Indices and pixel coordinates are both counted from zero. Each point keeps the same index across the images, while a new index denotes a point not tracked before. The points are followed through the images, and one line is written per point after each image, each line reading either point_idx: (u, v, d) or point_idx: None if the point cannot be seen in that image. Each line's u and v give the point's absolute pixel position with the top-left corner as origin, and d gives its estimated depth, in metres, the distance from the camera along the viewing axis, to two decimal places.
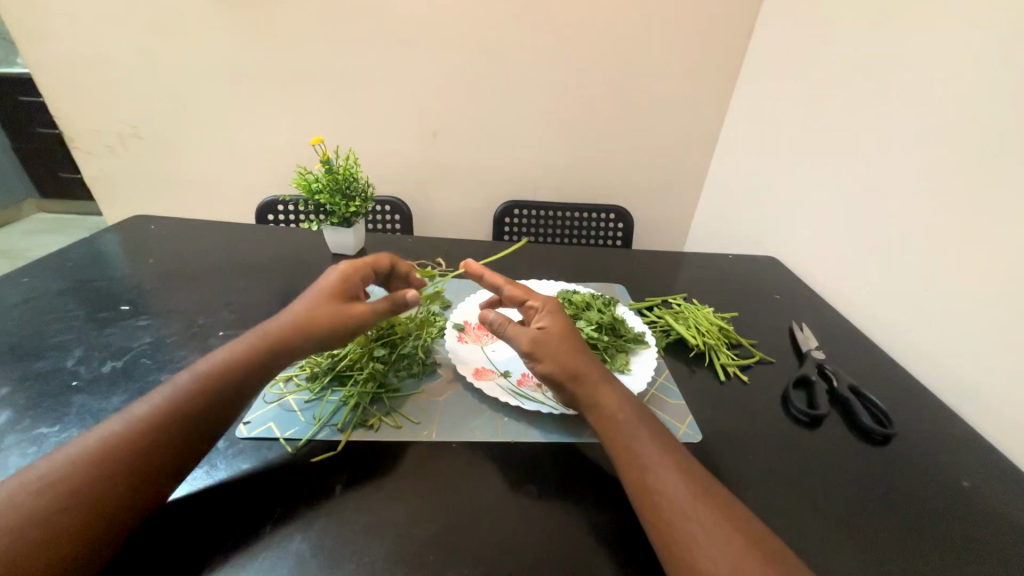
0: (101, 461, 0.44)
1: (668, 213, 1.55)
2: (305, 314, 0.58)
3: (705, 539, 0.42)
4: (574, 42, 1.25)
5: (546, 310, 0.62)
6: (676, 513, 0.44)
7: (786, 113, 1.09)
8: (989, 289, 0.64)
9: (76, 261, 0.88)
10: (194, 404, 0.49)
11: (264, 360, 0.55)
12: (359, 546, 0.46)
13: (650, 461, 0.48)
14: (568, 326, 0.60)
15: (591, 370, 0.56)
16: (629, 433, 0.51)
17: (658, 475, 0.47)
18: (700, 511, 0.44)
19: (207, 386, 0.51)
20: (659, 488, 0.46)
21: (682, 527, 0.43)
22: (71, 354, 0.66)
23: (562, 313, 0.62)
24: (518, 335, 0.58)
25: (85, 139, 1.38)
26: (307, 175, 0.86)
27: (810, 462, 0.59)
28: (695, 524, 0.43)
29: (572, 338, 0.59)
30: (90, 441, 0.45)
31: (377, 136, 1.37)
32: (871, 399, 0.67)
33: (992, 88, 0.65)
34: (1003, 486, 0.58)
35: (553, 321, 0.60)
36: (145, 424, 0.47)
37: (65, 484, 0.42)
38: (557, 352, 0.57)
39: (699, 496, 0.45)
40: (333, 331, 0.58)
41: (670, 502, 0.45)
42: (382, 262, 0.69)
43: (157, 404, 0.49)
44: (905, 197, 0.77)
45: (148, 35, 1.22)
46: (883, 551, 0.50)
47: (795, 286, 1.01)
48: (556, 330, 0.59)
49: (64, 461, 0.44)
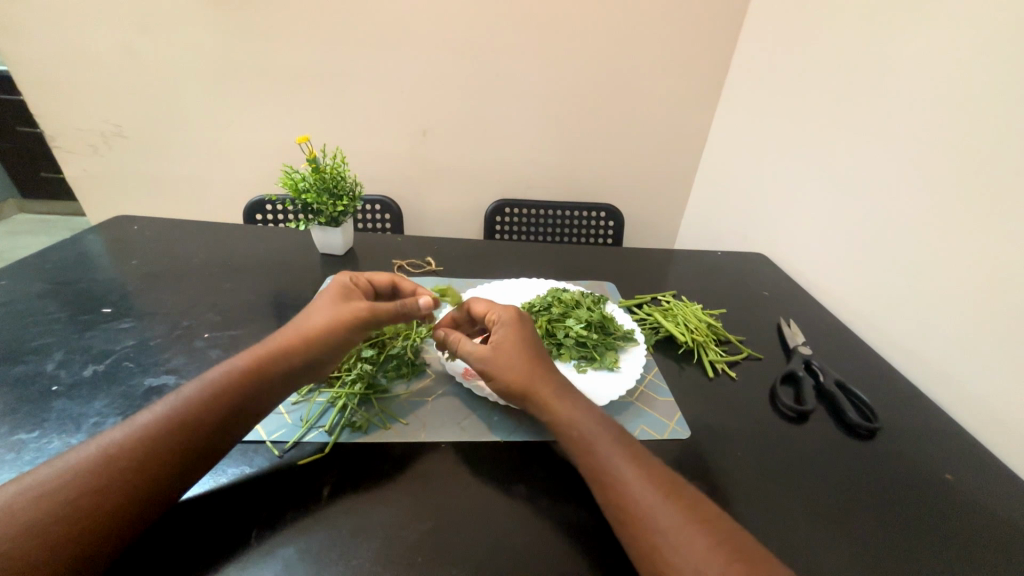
0: (101, 469, 0.43)
1: (658, 210, 1.56)
2: (303, 323, 0.59)
3: (678, 553, 0.42)
4: (563, 40, 1.24)
5: (500, 321, 0.62)
6: (644, 516, 0.44)
7: (775, 109, 1.10)
8: (974, 284, 0.65)
9: (57, 263, 0.86)
10: (197, 415, 0.48)
11: (269, 367, 0.54)
12: (347, 549, 0.46)
13: (620, 478, 0.47)
14: (521, 338, 0.59)
15: (546, 383, 0.56)
16: (597, 449, 0.50)
17: (628, 491, 0.46)
18: (673, 524, 0.43)
19: (211, 396, 0.50)
20: (630, 504, 0.45)
21: (654, 543, 0.43)
22: (51, 358, 0.65)
23: (518, 322, 0.61)
24: (467, 352, 0.60)
25: (67, 139, 1.35)
26: (294, 175, 0.85)
27: (798, 456, 0.60)
28: (667, 540, 0.42)
29: (524, 349, 0.58)
30: (91, 449, 0.44)
31: (367, 134, 1.36)
32: (857, 394, 0.67)
33: (978, 84, 0.65)
34: (984, 477, 0.59)
35: (504, 335, 0.60)
36: (147, 432, 0.46)
37: (62, 492, 0.41)
38: (505, 364, 0.57)
39: (671, 507, 0.45)
40: (336, 335, 0.58)
41: (640, 518, 0.44)
42: (379, 277, 0.69)
43: (162, 412, 0.48)
44: (893, 193, 0.77)
45: (131, 33, 1.19)
46: (869, 546, 0.50)
47: (783, 282, 1.01)
48: (507, 343, 0.59)
49: (62, 469, 0.43)
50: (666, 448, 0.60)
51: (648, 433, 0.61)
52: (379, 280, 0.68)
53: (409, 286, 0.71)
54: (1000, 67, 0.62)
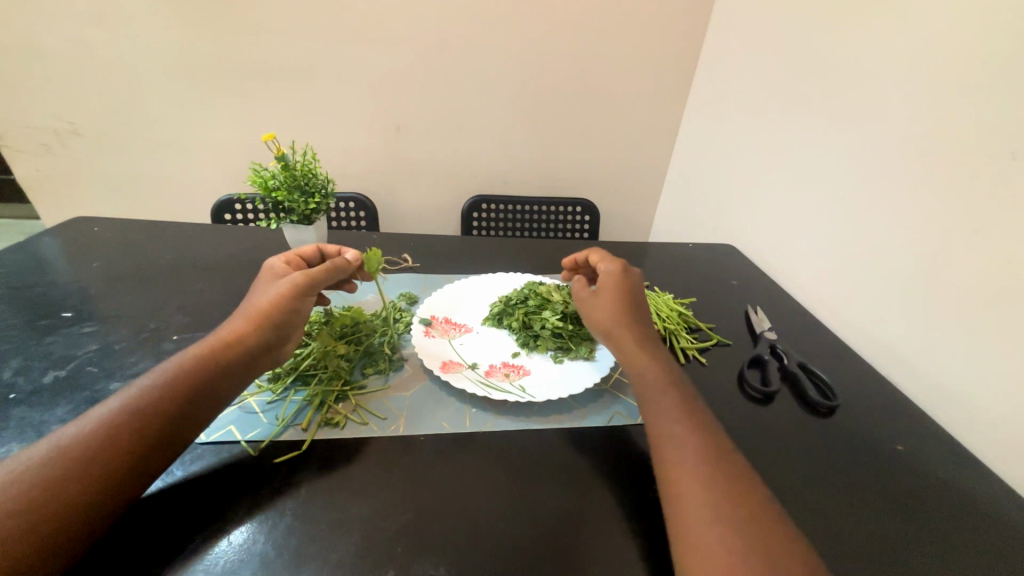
0: (56, 465, 0.42)
1: (633, 205, 1.59)
2: (247, 307, 0.60)
3: (686, 480, 0.46)
4: (537, 36, 1.26)
5: (610, 274, 0.70)
6: (673, 446, 0.49)
7: (741, 105, 1.14)
8: (929, 267, 0.69)
9: (9, 268, 0.82)
10: (156, 400, 0.48)
11: (225, 348, 0.55)
12: (327, 543, 0.46)
13: (661, 414, 0.53)
14: (617, 293, 0.66)
15: (626, 333, 0.62)
16: (661, 396, 0.54)
17: (660, 419, 0.52)
18: (699, 465, 0.47)
19: (167, 384, 0.50)
20: (660, 431, 0.51)
21: (672, 467, 0.48)
22: (7, 365, 0.62)
23: (619, 277, 0.69)
24: (579, 292, 0.71)
25: (17, 137, 1.28)
26: (263, 172, 0.83)
27: (764, 436, 0.62)
28: (684, 467, 0.47)
29: (617, 298, 0.66)
30: (44, 448, 0.43)
31: (340, 132, 1.34)
32: (817, 374, 0.71)
33: (932, 79, 0.69)
34: (932, 448, 0.64)
35: (608, 286, 0.68)
36: (105, 426, 0.45)
37: (16, 488, 0.40)
38: (597, 313, 0.66)
39: (697, 445, 0.49)
40: (277, 305, 0.60)
41: (665, 446, 0.50)
42: (306, 249, 0.70)
43: (120, 404, 0.47)
44: (854, 183, 0.81)
45: (87, 25, 1.14)
46: (830, 515, 0.53)
47: (751, 270, 1.05)
48: (606, 294, 0.67)
49: (12, 468, 0.41)
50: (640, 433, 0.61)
51: (624, 418, 0.63)
52: (306, 251, 0.70)
53: (333, 248, 0.72)
54: (948, 66, 0.67)
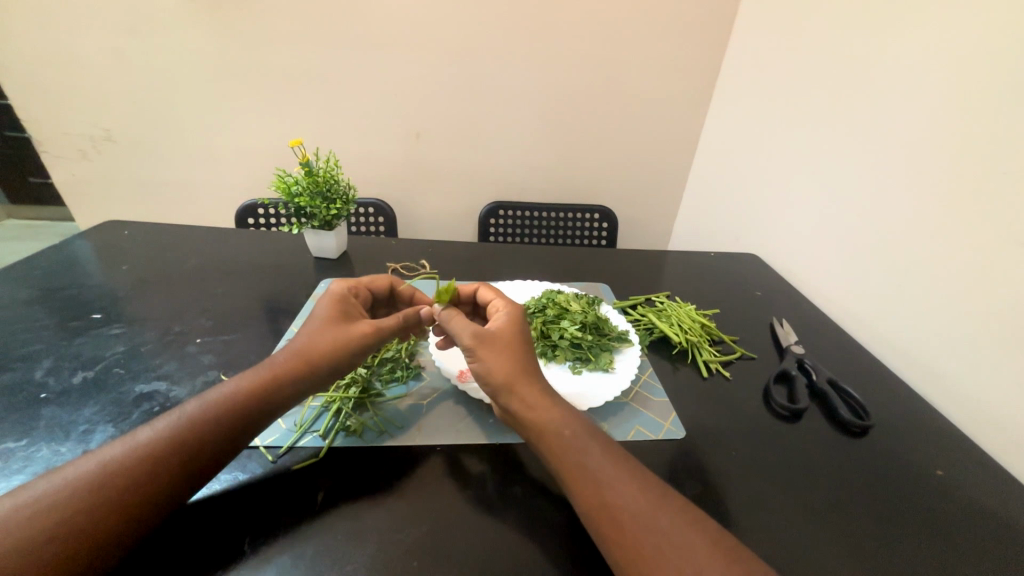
0: (100, 491, 0.42)
1: (652, 212, 1.56)
2: (304, 342, 0.57)
3: (669, 559, 0.41)
4: (555, 42, 1.25)
5: (508, 314, 0.61)
6: (636, 525, 0.43)
7: (765, 112, 1.11)
8: (965, 282, 0.65)
9: (45, 269, 0.85)
10: (201, 430, 0.47)
11: (276, 386, 0.53)
12: (343, 554, 0.45)
13: (607, 487, 0.46)
14: (518, 330, 0.59)
15: (531, 385, 0.53)
16: (584, 462, 0.47)
17: (608, 494, 0.45)
18: (676, 538, 0.42)
19: (217, 417, 0.49)
20: (614, 511, 0.44)
21: (647, 553, 0.42)
22: (40, 365, 0.64)
23: (518, 321, 0.60)
24: (463, 327, 0.58)
25: (55, 143, 1.33)
26: (286, 178, 0.85)
27: (790, 455, 0.60)
28: (661, 548, 0.42)
29: (517, 346, 0.56)
30: (90, 466, 0.43)
31: (360, 139, 1.37)
32: (848, 391, 0.68)
33: (974, 82, 0.65)
34: (975, 473, 0.60)
35: (506, 323, 0.59)
36: (151, 453, 0.45)
37: (61, 512, 0.40)
38: (496, 354, 0.55)
39: (661, 510, 0.44)
40: (338, 354, 0.57)
41: (627, 527, 0.43)
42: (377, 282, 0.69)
43: (163, 429, 0.47)
44: (885, 193, 0.78)
45: (121, 37, 1.19)
46: (863, 544, 0.50)
47: (775, 281, 1.02)
48: (505, 333, 0.57)
49: (60, 487, 0.42)
50: (661, 449, 0.60)
51: (643, 433, 0.61)
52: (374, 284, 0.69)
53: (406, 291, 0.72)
54: (984, 72, 0.64)
